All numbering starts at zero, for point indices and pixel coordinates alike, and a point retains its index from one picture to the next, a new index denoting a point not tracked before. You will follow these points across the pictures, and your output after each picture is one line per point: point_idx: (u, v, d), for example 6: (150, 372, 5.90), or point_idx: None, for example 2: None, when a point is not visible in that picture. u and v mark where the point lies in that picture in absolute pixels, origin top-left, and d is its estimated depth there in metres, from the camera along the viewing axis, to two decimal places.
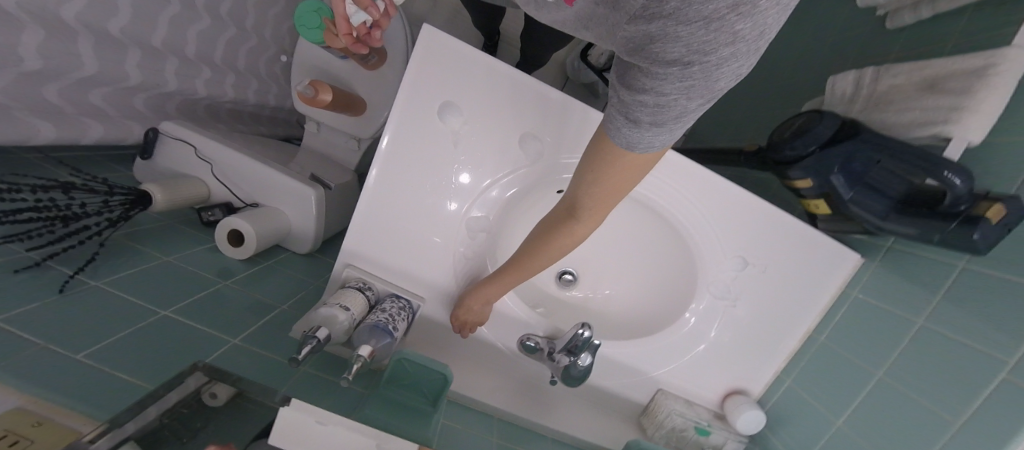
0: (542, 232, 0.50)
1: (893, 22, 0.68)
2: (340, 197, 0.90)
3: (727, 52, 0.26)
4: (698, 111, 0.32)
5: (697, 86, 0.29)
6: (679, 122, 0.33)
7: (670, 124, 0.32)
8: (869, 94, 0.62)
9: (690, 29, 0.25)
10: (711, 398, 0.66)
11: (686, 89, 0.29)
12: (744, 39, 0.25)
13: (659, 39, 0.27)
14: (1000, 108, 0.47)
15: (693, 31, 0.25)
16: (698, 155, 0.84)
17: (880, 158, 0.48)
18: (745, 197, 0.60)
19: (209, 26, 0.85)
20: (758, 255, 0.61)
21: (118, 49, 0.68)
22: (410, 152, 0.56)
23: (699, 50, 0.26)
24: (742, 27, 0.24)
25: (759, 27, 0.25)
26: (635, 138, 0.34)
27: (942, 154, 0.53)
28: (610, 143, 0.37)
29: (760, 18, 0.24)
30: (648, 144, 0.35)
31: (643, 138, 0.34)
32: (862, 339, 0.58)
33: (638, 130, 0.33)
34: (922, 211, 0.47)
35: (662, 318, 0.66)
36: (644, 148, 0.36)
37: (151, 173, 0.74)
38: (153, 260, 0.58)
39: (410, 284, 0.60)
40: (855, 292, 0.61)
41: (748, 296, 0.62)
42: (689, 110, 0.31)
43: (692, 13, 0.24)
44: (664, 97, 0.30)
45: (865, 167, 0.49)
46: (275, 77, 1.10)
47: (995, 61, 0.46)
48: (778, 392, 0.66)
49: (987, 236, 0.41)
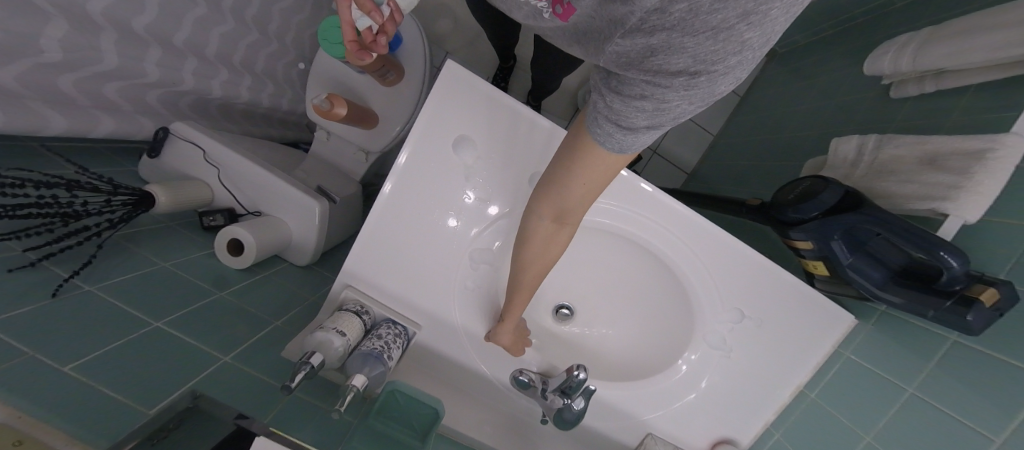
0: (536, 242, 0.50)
1: (897, 93, 0.70)
2: (344, 209, 0.90)
3: (733, 60, 0.27)
4: (695, 113, 0.33)
5: (699, 93, 0.30)
6: (675, 124, 0.34)
7: (667, 125, 0.33)
8: (872, 161, 0.63)
9: (696, 40, 0.26)
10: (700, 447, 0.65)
11: (688, 96, 0.30)
12: (750, 47, 0.26)
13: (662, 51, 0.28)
14: (997, 191, 0.48)
15: (700, 42, 0.26)
16: (701, 200, 0.86)
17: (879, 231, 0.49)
18: (747, 251, 0.61)
19: (233, 29, 0.86)
20: (755, 310, 0.62)
21: (140, 47, 0.69)
22: (420, 181, 0.56)
23: (705, 58, 0.26)
24: (750, 36, 0.25)
25: (764, 36, 0.26)
26: (630, 141, 0.36)
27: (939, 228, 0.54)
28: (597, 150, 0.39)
29: (765, 27, 0.25)
30: (641, 145, 0.36)
31: (638, 140, 0.35)
32: (853, 401, 0.58)
33: (635, 135, 0.35)
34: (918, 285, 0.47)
35: (657, 363, 0.66)
36: (636, 150, 0.37)
37: (157, 171, 0.74)
38: (150, 265, 0.57)
39: (407, 310, 0.60)
40: (848, 352, 0.61)
41: (743, 349, 0.63)
42: (687, 113, 0.33)
43: (700, 23, 0.25)
44: (665, 101, 0.30)
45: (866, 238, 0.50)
46: (291, 82, 1.11)
47: (993, 146, 0.48)
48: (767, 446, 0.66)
49: (980, 319, 0.41)
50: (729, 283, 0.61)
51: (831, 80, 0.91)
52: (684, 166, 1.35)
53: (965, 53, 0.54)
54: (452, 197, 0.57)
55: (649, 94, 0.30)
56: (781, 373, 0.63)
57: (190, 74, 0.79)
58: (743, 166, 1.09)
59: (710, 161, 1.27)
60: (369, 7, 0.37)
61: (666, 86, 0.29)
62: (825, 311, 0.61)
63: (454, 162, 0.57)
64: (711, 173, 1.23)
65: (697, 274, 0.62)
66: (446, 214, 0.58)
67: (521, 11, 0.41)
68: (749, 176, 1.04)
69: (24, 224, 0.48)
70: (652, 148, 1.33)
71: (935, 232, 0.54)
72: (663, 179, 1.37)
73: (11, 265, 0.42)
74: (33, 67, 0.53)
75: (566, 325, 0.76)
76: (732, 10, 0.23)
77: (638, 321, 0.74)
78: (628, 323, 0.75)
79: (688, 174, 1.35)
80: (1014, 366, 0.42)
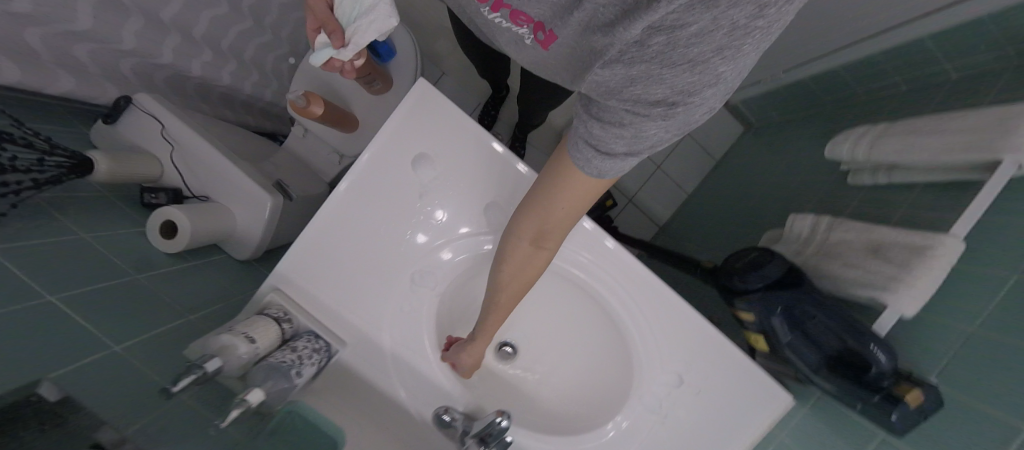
0: (512, 261, 0.49)
1: (853, 179, 0.73)
2: (302, 208, 0.87)
3: (709, 94, 0.27)
4: (669, 144, 0.33)
5: (677, 124, 0.30)
6: (651, 154, 0.34)
7: (642, 155, 0.34)
8: (823, 241, 0.65)
9: (674, 71, 0.27)
10: None
11: (665, 128, 0.31)
12: (724, 81, 0.27)
13: (641, 80, 0.29)
14: (932, 289, 0.48)
15: (676, 73, 0.26)
16: (664, 257, 0.86)
17: (816, 313, 0.49)
18: (694, 314, 0.59)
19: (226, 14, 0.87)
20: (695, 378, 0.60)
21: (122, 14, 0.68)
22: (373, 191, 0.55)
23: (681, 91, 0.27)
24: (724, 70, 0.26)
25: (737, 70, 0.27)
26: (606, 172, 0.36)
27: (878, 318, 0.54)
28: (579, 175, 0.38)
29: (739, 62, 0.26)
30: (618, 174, 0.36)
31: (615, 172, 0.36)
32: None
33: (612, 165, 0.34)
34: (849, 376, 0.45)
35: (589, 420, 0.62)
36: (614, 177, 0.37)
37: (107, 139, 0.70)
38: (62, 235, 0.52)
39: (333, 325, 0.56)
40: (785, 436, 0.59)
41: (679, 418, 0.60)
42: (663, 144, 0.33)
43: (678, 54, 0.25)
44: (640, 131, 0.31)
45: (804, 317, 0.50)
46: (279, 75, 1.11)
47: (932, 244, 0.48)
48: None
49: (903, 418, 0.41)
50: (672, 343, 0.60)
51: (798, 159, 0.95)
52: (657, 219, 1.37)
53: (915, 153, 0.57)
54: (403, 214, 0.56)
55: (626, 122, 0.31)
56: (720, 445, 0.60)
57: (171, 50, 0.78)
58: (710, 227, 1.11)
59: (682, 217, 1.29)
60: (332, 30, 0.46)
61: (643, 114, 0.30)
62: (769, 389, 0.59)
63: (410, 179, 0.55)
64: (681, 229, 1.25)
65: (641, 329, 0.60)
66: (394, 231, 0.56)
67: (503, 37, 0.43)
68: (715, 238, 1.05)
69: None
70: (628, 197, 1.36)
71: (874, 322, 0.53)
72: (636, 228, 1.38)
73: None
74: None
75: (507, 365, 0.73)
76: (707, 45, 0.24)
77: (582, 368, 0.71)
78: (573, 371, 0.72)
79: (660, 227, 1.37)
80: None
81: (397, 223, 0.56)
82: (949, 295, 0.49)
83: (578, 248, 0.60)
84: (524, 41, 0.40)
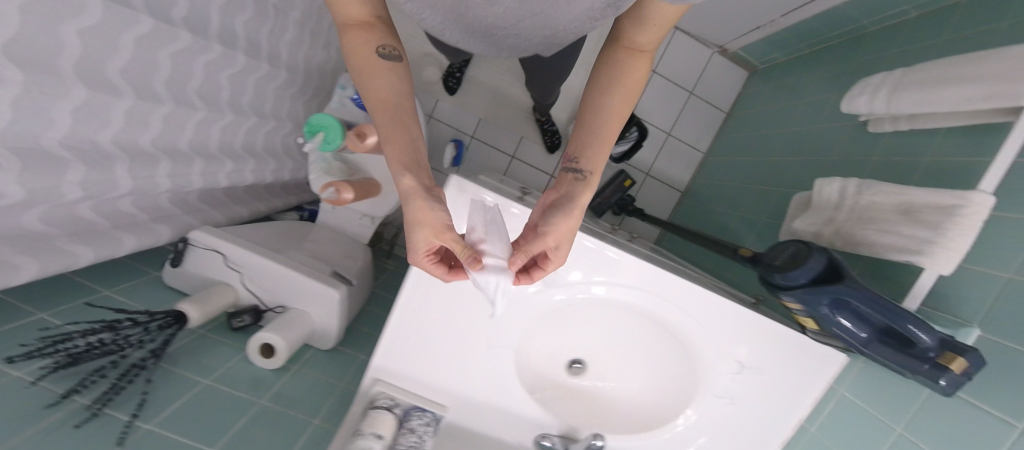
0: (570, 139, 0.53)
1: (874, 127, 0.77)
2: (359, 275, 0.94)
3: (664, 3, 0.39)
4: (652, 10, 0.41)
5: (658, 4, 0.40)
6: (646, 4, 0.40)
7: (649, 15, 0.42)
8: (852, 207, 0.69)
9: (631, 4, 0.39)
10: None
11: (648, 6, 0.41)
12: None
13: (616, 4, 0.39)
14: (965, 246, 0.53)
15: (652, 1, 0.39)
16: (698, 238, 0.89)
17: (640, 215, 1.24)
18: (750, 315, 0.64)
19: (233, 120, 0.87)
20: (756, 359, 0.67)
21: (151, 162, 0.71)
22: (435, 272, 0.58)
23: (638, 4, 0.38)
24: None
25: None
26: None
27: (905, 283, 0.61)
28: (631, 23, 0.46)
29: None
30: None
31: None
32: (845, 443, 0.65)
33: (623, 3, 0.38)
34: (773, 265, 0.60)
35: (661, 411, 0.72)
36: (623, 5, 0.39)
37: (178, 278, 0.76)
38: (193, 385, 0.60)
39: (437, 355, 0.63)
40: (842, 389, 0.68)
41: (744, 390, 0.68)
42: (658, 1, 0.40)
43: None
44: None
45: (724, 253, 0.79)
46: (291, 152, 1.15)
47: (965, 202, 0.52)
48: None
49: (796, 276, 0.56)
50: (767, 360, 0.67)
51: (819, 115, 0.96)
52: (679, 184, 1.39)
53: (938, 101, 0.60)
54: (457, 280, 0.58)
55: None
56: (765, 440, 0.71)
57: (201, 175, 0.83)
58: (734, 186, 1.15)
59: (704, 179, 1.31)
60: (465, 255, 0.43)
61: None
62: (821, 352, 0.66)
63: None
64: (706, 193, 1.27)
65: (730, 352, 0.66)
66: (507, 327, 0.62)
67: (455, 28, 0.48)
68: (744, 199, 1.07)
69: (72, 369, 0.51)
70: (646, 172, 1.37)
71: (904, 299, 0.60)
72: (660, 198, 1.40)
73: (73, 421, 0.46)
74: (52, 207, 0.58)
75: (578, 378, 0.77)
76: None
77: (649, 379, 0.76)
78: (633, 379, 0.78)
79: (684, 193, 1.38)
80: (991, 412, 0.48)
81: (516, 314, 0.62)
82: (1003, 265, 0.52)
83: (668, 313, 0.65)
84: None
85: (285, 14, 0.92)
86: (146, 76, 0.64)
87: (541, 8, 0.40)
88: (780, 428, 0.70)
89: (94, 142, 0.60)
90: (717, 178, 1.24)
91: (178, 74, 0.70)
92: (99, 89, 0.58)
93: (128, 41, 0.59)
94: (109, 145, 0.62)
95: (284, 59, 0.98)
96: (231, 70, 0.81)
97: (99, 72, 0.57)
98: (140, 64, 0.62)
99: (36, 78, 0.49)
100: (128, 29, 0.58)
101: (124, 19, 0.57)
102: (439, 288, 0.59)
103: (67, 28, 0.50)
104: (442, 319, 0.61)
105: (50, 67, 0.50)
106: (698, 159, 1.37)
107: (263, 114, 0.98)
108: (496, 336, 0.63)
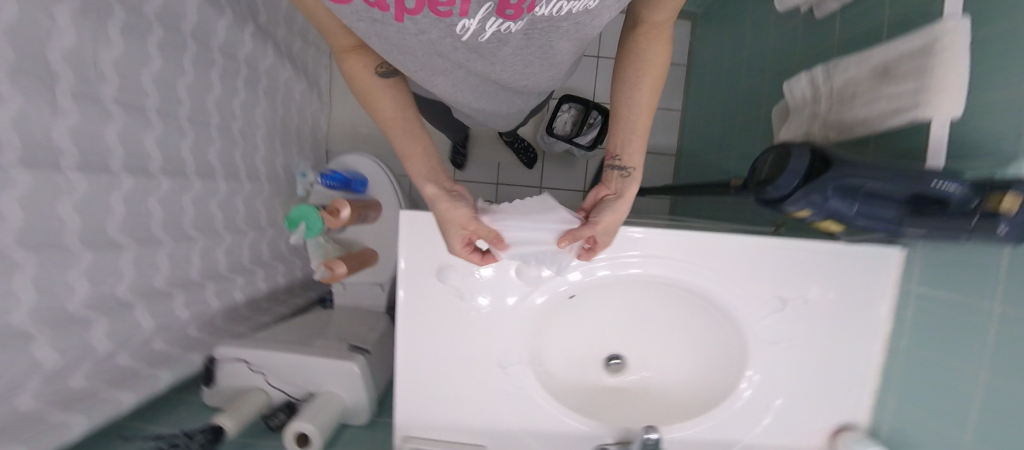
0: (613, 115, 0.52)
1: (821, 11, 0.70)
2: (380, 341, 0.95)
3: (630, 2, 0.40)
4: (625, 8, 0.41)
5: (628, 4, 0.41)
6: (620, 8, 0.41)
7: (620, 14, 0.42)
8: (829, 92, 0.63)
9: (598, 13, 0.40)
10: (806, 432, 0.62)
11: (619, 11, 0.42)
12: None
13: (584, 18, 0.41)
14: (965, 77, 0.45)
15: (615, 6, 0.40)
16: (693, 189, 0.85)
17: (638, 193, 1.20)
18: (763, 241, 0.58)
19: (232, 240, 0.97)
20: (796, 288, 0.58)
21: (166, 299, 0.80)
22: (423, 303, 0.60)
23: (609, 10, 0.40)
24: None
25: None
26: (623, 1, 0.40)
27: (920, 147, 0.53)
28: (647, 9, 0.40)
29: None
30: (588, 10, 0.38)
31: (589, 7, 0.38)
32: (936, 347, 0.51)
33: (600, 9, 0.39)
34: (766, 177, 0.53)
35: (721, 381, 0.63)
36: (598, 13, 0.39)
37: (215, 395, 0.81)
38: None
39: (454, 389, 0.61)
40: (913, 286, 0.56)
41: (800, 326, 0.59)
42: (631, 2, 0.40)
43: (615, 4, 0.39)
44: None
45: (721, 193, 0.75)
46: (295, 252, 1.25)
47: (935, 36, 0.46)
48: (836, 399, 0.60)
49: (782, 186, 0.50)
50: (811, 284, 0.58)
51: (762, 29, 0.93)
52: (668, 148, 1.35)
53: None
54: (444, 304, 0.60)
55: None
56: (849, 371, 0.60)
57: (214, 297, 0.91)
58: (718, 128, 1.09)
59: (689, 133, 1.26)
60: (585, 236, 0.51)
61: None
62: (864, 254, 0.57)
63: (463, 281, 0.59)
64: (695, 146, 1.22)
65: (762, 290, 0.59)
66: (512, 338, 0.60)
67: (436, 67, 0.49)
68: (731, 136, 1.02)
69: None
70: None
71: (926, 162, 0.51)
72: (654, 169, 1.35)
73: None
74: (92, 364, 0.66)
75: (622, 376, 0.70)
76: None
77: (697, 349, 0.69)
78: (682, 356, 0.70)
79: (677, 155, 1.33)
80: None
81: (514, 323, 0.60)
82: (1002, 84, 0.44)
83: (684, 273, 0.59)
84: (501, 37, 0.43)
85: (251, 138, 1.06)
86: (143, 226, 0.75)
87: (551, 38, 0.45)
88: (862, 351, 0.60)
89: (110, 295, 0.68)
90: (700, 128, 1.20)
91: (170, 216, 0.80)
92: (103, 249, 0.67)
93: (117, 202, 0.69)
94: (125, 294, 0.71)
95: (263, 174, 1.11)
96: (218, 199, 0.93)
97: (101, 235, 0.67)
98: (134, 216, 0.73)
99: (46, 256, 0.57)
100: (114, 192, 0.69)
101: (110, 186, 0.68)
102: (432, 317, 0.60)
103: (62, 206, 0.60)
104: (444, 349, 0.60)
105: (55, 242, 0.59)
106: (676, 118, 1.33)
107: (259, 227, 1.09)
108: (503, 352, 0.60)
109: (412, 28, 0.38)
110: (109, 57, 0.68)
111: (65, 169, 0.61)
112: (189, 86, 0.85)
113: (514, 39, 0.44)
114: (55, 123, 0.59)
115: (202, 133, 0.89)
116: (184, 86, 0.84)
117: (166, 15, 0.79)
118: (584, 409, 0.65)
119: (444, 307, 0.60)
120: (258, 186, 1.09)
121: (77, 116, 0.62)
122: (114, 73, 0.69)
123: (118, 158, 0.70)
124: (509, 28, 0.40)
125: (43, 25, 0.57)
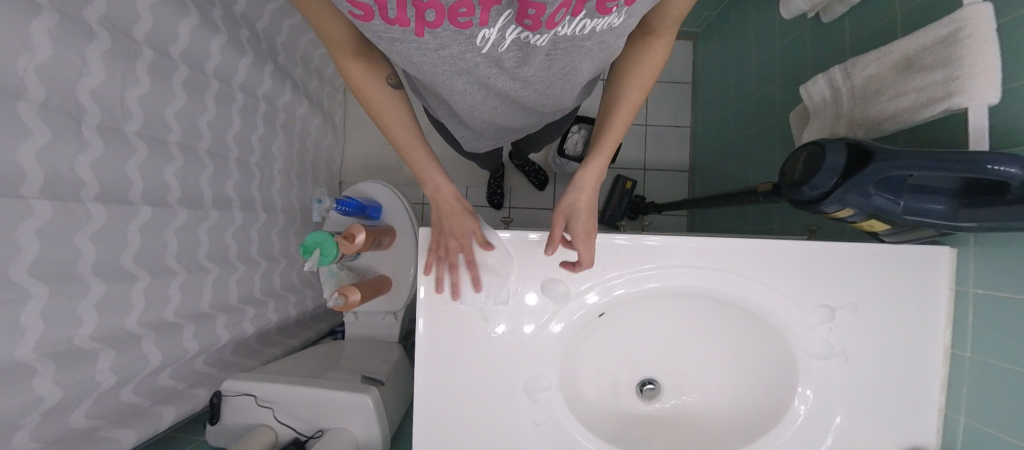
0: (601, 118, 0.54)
1: (828, 17, 0.73)
2: (394, 371, 0.90)
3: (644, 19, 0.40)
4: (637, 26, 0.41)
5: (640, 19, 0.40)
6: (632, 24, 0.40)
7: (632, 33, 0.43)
8: (850, 91, 0.61)
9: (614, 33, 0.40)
10: None
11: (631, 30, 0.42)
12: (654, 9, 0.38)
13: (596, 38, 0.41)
14: (998, 63, 0.43)
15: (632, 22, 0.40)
16: (713, 201, 0.82)
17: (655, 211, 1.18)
18: (802, 245, 0.54)
19: (245, 270, 0.96)
20: (843, 295, 0.54)
21: (176, 331, 0.77)
22: (442, 324, 0.56)
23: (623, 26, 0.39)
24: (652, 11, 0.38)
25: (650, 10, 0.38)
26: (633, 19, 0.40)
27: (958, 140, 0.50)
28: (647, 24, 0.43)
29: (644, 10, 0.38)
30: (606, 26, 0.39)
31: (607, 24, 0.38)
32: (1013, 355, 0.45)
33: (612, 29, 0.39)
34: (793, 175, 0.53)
35: (770, 404, 0.57)
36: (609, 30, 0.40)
37: (221, 433, 0.76)
38: None
39: (474, 419, 0.56)
40: (971, 287, 0.50)
41: (852, 338, 0.54)
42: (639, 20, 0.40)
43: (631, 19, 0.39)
44: None
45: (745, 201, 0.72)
46: (308, 282, 1.23)
47: (961, 24, 0.46)
48: (904, 423, 0.53)
49: (817, 183, 0.49)
50: (859, 291, 0.54)
51: (769, 42, 0.94)
52: (681, 165, 1.34)
53: None
54: (465, 324, 0.56)
55: None
56: (917, 391, 0.54)
57: (225, 329, 0.88)
58: (732, 141, 1.08)
59: (703, 148, 1.24)
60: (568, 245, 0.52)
61: None
62: (913, 255, 0.53)
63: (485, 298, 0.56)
64: (709, 161, 1.21)
65: (805, 299, 0.54)
66: (536, 360, 0.56)
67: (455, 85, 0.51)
68: (746, 147, 1.00)
69: None
70: (641, 168, 1.34)
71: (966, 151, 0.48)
72: (667, 186, 1.34)
73: None
74: (93, 400, 0.64)
75: (654, 402, 0.66)
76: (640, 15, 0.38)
77: (737, 369, 0.64)
78: (721, 377, 0.65)
79: (690, 171, 1.32)
80: None
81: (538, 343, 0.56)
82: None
83: (718, 283, 0.55)
84: (523, 46, 0.42)
85: (267, 170, 1.08)
86: (157, 257, 0.74)
87: (572, 58, 0.45)
88: (926, 366, 0.54)
89: (119, 328, 0.67)
90: (712, 142, 1.19)
91: (185, 246, 0.80)
92: (116, 280, 0.66)
93: (133, 233, 0.69)
94: (135, 327, 0.69)
95: (278, 205, 1.12)
96: (232, 229, 0.93)
97: (115, 266, 0.66)
98: (150, 247, 0.72)
99: (58, 287, 0.57)
100: (131, 222, 0.68)
101: (129, 217, 0.68)
102: (452, 339, 0.56)
103: (78, 239, 0.60)
104: (465, 373, 0.56)
105: (69, 274, 0.59)
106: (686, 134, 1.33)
107: (273, 257, 1.08)
108: (527, 376, 0.56)
109: (434, 42, 0.39)
110: (135, 93, 0.70)
111: (86, 201, 0.61)
112: (210, 120, 0.87)
113: (536, 58, 0.45)
114: (78, 156, 0.60)
115: (220, 165, 0.91)
116: (206, 121, 0.87)
117: (192, 54, 0.83)
118: (620, 439, 0.58)
119: (465, 327, 0.56)
120: (273, 216, 1.09)
121: (99, 150, 0.64)
122: (139, 108, 0.71)
123: (138, 189, 0.71)
124: (531, 39, 0.40)
125: (76, 64, 0.60)
